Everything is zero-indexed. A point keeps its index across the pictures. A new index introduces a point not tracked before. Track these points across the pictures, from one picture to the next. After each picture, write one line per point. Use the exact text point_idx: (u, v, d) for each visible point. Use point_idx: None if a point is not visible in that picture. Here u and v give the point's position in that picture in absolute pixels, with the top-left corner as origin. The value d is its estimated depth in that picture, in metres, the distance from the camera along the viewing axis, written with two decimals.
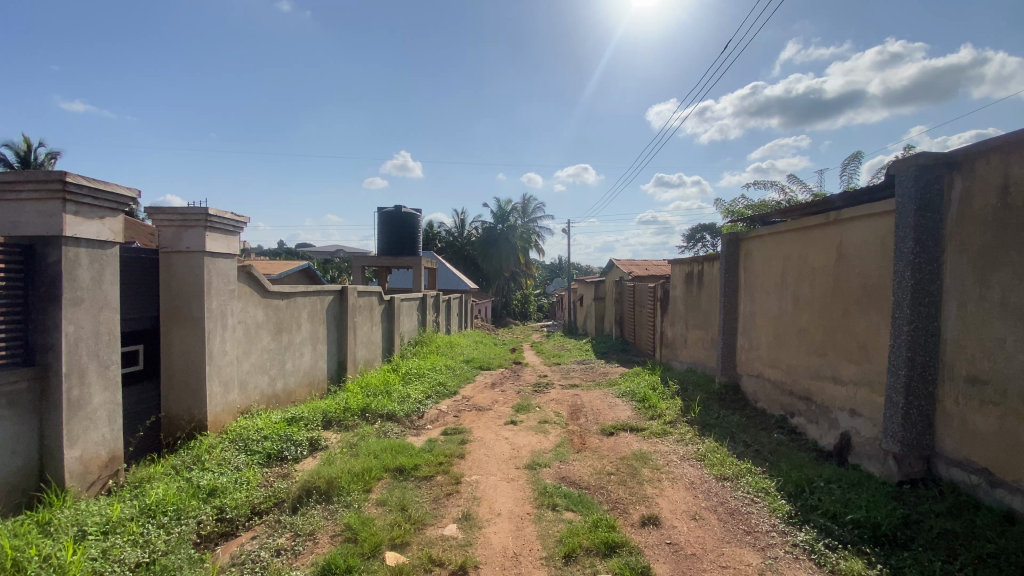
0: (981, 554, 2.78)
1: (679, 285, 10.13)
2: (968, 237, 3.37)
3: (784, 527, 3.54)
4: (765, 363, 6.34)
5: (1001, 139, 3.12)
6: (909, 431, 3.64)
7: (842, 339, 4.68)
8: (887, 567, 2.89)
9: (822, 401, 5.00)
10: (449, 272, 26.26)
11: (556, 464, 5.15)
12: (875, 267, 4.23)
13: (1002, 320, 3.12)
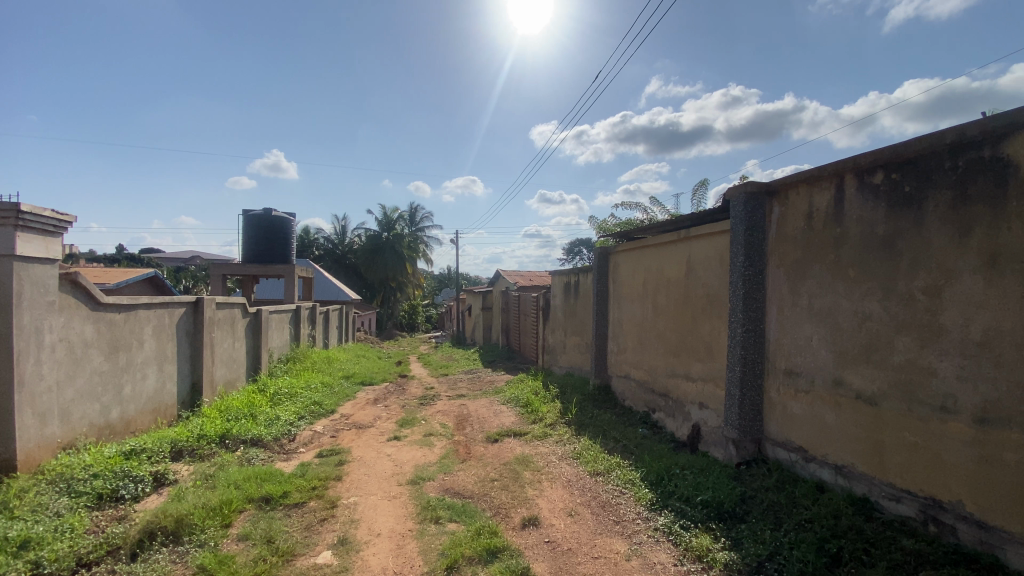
0: (800, 519, 3.29)
1: (558, 295, 10.70)
2: (784, 253, 4.04)
3: (647, 513, 3.88)
4: (631, 365, 6.93)
5: (806, 174, 3.80)
6: (744, 419, 4.24)
7: (692, 341, 5.31)
8: (728, 540, 3.31)
9: (677, 396, 5.61)
10: (328, 281, 24.79)
11: (439, 477, 5.09)
12: (717, 279, 4.88)
13: (810, 322, 3.78)
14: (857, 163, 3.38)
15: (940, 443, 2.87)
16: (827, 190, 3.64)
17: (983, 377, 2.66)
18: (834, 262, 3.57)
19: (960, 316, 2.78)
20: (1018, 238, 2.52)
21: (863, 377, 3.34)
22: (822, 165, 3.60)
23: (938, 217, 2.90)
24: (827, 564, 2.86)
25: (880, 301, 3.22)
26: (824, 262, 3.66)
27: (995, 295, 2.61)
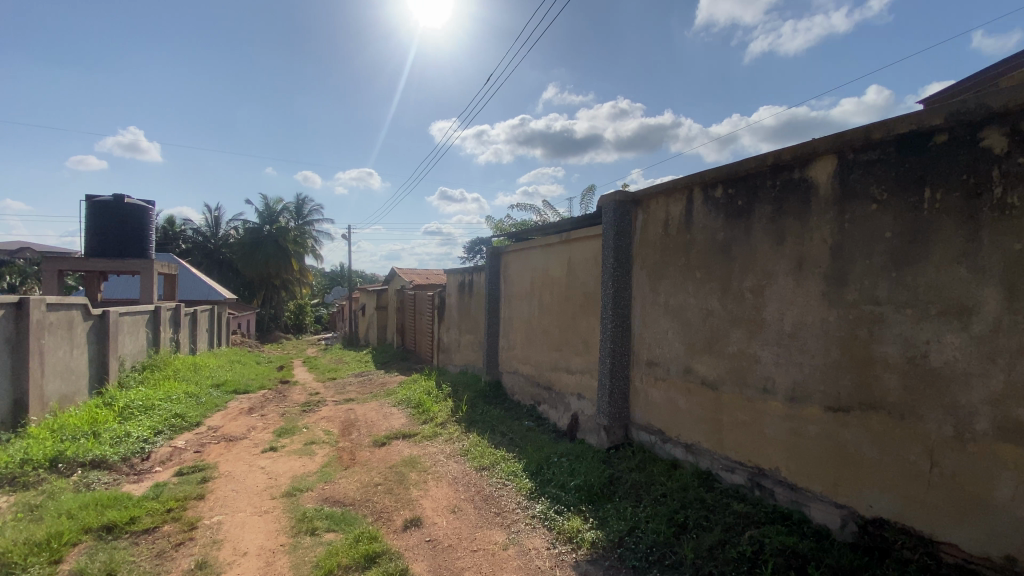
0: (657, 494, 3.68)
1: (452, 293, 10.71)
2: (646, 256, 4.47)
3: (526, 502, 4.07)
4: (519, 361, 7.17)
5: (663, 185, 4.23)
6: (614, 407, 4.61)
7: (572, 336, 5.64)
8: (596, 520, 3.59)
9: (559, 389, 5.92)
10: (197, 278, 22.22)
11: (319, 486, 4.83)
12: (593, 278, 5.24)
13: (666, 318, 4.22)
14: (703, 179, 3.84)
15: (763, 419, 3.37)
16: (680, 200, 4.09)
17: (793, 362, 3.18)
18: (685, 264, 4.03)
19: (777, 311, 3.29)
20: (817, 246, 3.06)
21: (707, 365, 3.81)
22: (676, 179, 4.04)
23: (761, 228, 3.41)
24: (676, 532, 3.24)
25: (720, 299, 3.70)
26: (677, 264, 4.11)
27: (801, 293, 3.14)
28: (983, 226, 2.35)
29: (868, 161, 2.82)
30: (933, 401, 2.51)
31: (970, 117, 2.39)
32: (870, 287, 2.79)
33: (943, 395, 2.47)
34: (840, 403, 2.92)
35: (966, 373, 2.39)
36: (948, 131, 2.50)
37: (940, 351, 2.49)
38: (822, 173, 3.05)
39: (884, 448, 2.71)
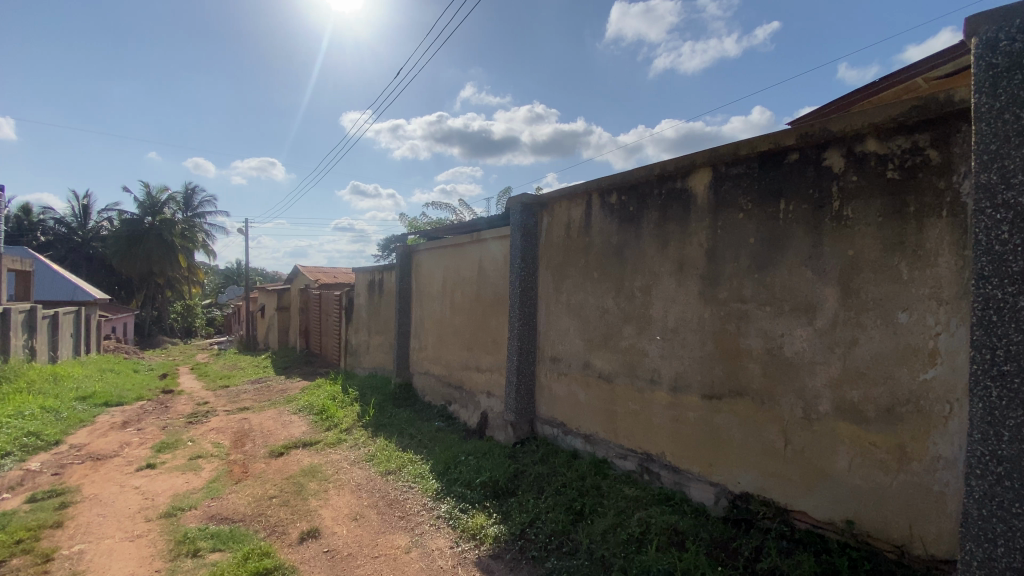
0: (558, 485, 3.83)
1: (361, 293, 10.32)
2: (550, 256, 4.63)
3: (431, 503, 4.05)
4: (430, 361, 7.10)
5: (566, 189, 4.41)
6: (520, 403, 4.73)
7: (481, 335, 5.70)
8: (499, 514, 3.67)
9: (469, 388, 5.96)
10: (59, 275, 19.33)
11: (205, 503, 4.43)
12: (502, 278, 5.34)
13: (568, 316, 4.41)
14: (600, 185, 4.07)
15: (651, 408, 3.65)
16: (581, 204, 4.30)
17: (676, 355, 3.47)
18: (585, 265, 4.23)
19: (663, 308, 3.58)
20: (696, 249, 3.36)
21: (604, 359, 4.04)
22: (577, 183, 4.23)
23: (651, 232, 3.68)
24: (573, 520, 3.40)
25: (615, 298, 3.94)
26: (578, 265, 4.32)
27: (683, 292, 3.44)
28: (825, 235, 2.73)
29: (738, 174, 3.16)
30: (787, 387, 2.87)
31: (815, 139, 2.76)
32: (738, 286, 3.12)
33: (795, 381, 2.83)
34: (714, 391, 3.24)
35: (812, 361, 2.76)
36: (799, 151, 2.86)
37: (793, 343, 2.85)
38: (701, 183, 3.36)
39: (749, 430, 3.04)
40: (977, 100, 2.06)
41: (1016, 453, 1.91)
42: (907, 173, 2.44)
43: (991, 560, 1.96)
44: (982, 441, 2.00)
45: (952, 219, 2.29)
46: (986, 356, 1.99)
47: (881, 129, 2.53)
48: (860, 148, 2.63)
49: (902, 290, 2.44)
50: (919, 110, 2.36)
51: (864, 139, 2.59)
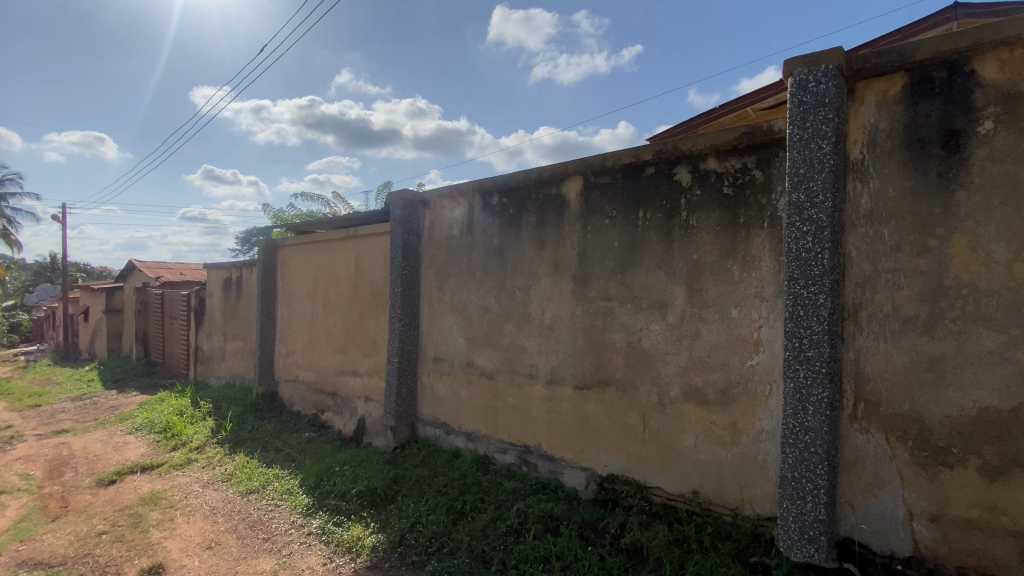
0: (438, 486, 3.81)
1: (215, 293, 9.21)
2: (431, 255, 4.58)
3: (302, 520, 3.76)
4: (300, 367, 6.58)
5: (447, 188, 4.39)
6: (400, 406, 4.61)
7: (358, 337, 5.43)
8: (377, 523, 3.54)
9: (344, 393, 5.64)
10: None
11: (8, 549, 3.61)
12: (381, 277, 5.15)
13: (450, 315, 4.41)
14: (481, 186, 4.13)
15: (529, 402, 3.79)
16: (463, 204, 4.32)
17: (552, 351, 3.66)
18: (467, 264, 4.26)
19: (540, 307, 3.74)
20: (570, 251, 3.58)
21: (485, 357, 4.11)
22: (460, 183, 4.25)
23: (529, 233, 3.82)
24: (454, 519, 3.41)
25: (496, 296, 4.03)
26: (460, 264, 4.33)
27: (558, 291, 3.64)
28: (676, 240, 3.08)
29: (605, 183, 3.42)
30: (646, 376, 3.18)
31: (668, 156, 3.10)
32: (606, 286, 3.38)
33: (652, 370, 3.16)
34: (585, 382, 3.47)
35: (666, 352, 3.10)
36: (655, 165, 3.19)
37: (650, 337, 3.17)
38: (573, 189, 3.58)
39: (614, 416, 3.32)
40: (790, 131, 2.47)
41: (817, 422, 2.35)
42: (738, 190, 2.85)
43: (801, 512, 2.38)
44: (794, 415, 2.41)
45: (771, 230, 2.73)
46: (797, 344, 2.41)
47: (719, 150, 2.92)
48: (703, 166, 3.01)
49: (734, 289, 2.84)
50: (747, 137, 2.77)
51: (707, 158, 2.97)
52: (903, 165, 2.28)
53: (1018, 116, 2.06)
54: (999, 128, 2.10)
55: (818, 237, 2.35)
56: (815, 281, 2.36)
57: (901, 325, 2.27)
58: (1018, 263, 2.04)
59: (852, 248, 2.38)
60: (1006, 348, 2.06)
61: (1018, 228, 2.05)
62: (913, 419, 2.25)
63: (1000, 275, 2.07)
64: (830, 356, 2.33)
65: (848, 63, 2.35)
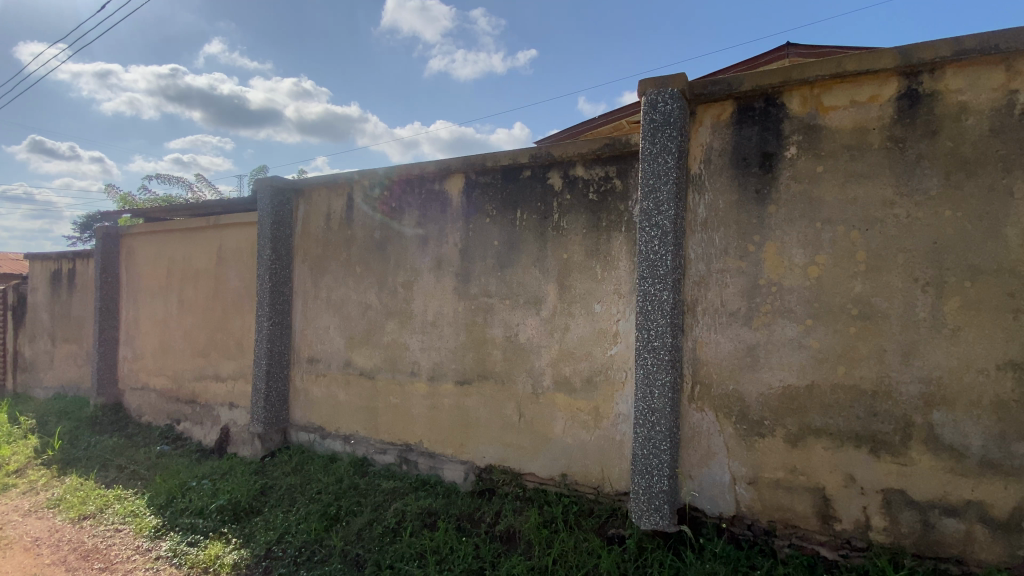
0: (311, 493, 3.62)
1: (39, 289, 7.76)
2: (306, 249, 4.33)
3: (148, 544, 3.35)
4: (150, 373, 5.81)
5: (323, 178, 4.17)
6: (269, 411, 4.28)
7: (221, 338, 4.94)
8: (240, 538, 3.27)
9: (205, 401, 5.10)
10: None
11: None
12: (248, 271, 4.74)
13: (327, 312, 4.19)
14: (361, 178, 3.98)
15: (410, 400, 3.76)
16: (341, 195, 4.14)
17: (433, 348, 3.67)
18: (345, 259, 4.10)
19: (421, 304, 3.73)
20: (451, 248, 3.61)
21: (364, 356, 3.99)
22: (337, 174, 4.06)
23: (411, 229, 3.78)
24: (327, 526, 3.27)
25: (376, 293, 3.93)
26: (338, 258, 4.14)
27: (440, 287, 3.65)
28: (548, 240, 3.25)
29: (485, 183, 3.50)
30: (522, 369, 3.33)
31: (542, 160, 3.26)
32: (486, 283, 3.47)
33: (527, 363, 3.31)
34: (465, 377, 3.53)
35: (539, 345, 3.27)
36: (531, 168, 3.34)
37: (525, 331, 3.32)
38: (455, 187, 3.61)
39: (492, 409, 3.42)
40: (642, 145, 2.74)
41: (663, 404, 2.65)
42: (602, 196, 3.09)
43: (649, 486, 2.67)
44: (644, 399, 2.69)
45: (628, 233, 3.01)
46: (646, 336, 2.69)
47: (586, 158, 3.14)
48: (573, 172, 3.22)
49: (599, 287, 3.08)
50: (609, 147, 3.02)
51: (576, 164, 3.18)
52: (731, 181, 2.66)
53: (813, 144, 2.50)
54: (800, 154, 2.53)
55: (664, 241, 2.65)
56: (661, 279, 2.65)
57: (728, 318, 2.65)
58: (811, 265, 2.48)
59: (691, 251, 2.72)
60: (803, 336, 2.50)
61: (811, 237, 2.49)
62: (736, 397, 2.64)
63: (800, 276, 2.50)
64: (672, 345, 2.65)
65: (690, 88, 2.67)
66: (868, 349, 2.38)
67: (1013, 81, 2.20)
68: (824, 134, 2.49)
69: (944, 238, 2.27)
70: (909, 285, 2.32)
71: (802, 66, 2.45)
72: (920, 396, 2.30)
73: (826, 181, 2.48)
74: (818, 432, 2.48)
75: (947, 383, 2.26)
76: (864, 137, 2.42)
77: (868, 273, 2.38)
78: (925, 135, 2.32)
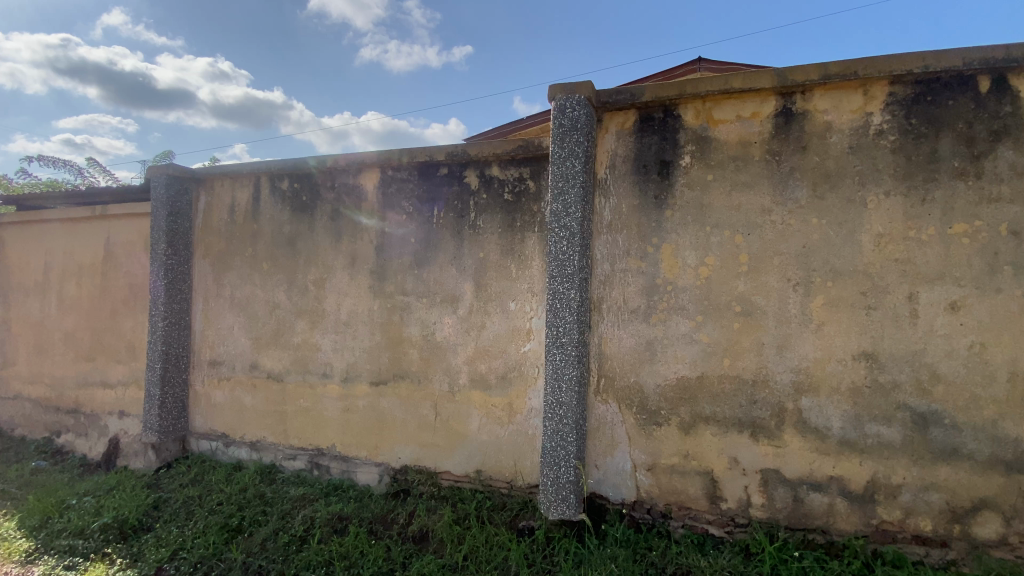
0: (212, 504, 3.40)
1: None
2: (208, 243, 4.04)
3: (15, 570, 2.99)
4: (23, 381, 5.17)
5: (227, 168, 3.91)
6: (165, 419, 3.96)
7: (110, 340, 4.49)
8: (127, 558, 3.01)
9: (90, 410, 4.62)
10: None
11: None
12: (140, 267, 4.34)
13: (231, 312, 3.94)
14: (269, 169, 3.78)
15: (321, 402, 3.63)
16: (247, 187, 3.90)
17: (347, 348, 3.56)
18: (251, 255, 3.87)
19: (334, 302, 3.61)
20: (365, 245, 3.52)
21: (272, 358, 3.79)
22: (243, 164, 3.82)
23: (323, 224, 3.64)
24: (228, 538, 3.08)
25: (285, 291, 3.75)
26: (244, 254, 3.90)
27: (354, 285, 3.55)
28: (464, 238, 3.27)
29: (401, 178, 3.45)
30: (438, 368, 3.32)
31: (458, 158, 3.27)
32: (401, 281, 3.42)
33: (443, 362, 3.31)
34: (379, 378, 3.47)
35: (455, 343, 3.28)
36: (447, 166, 3.33)
37: (441, 330, 3.31)
38: (370, 182, 3.53)
39: (408, 409, 3.39)
40: (552, 147, 2.83)
41: (570, 398, 2.75)
42: (516, 196, 3.15)
43: (557, 477, 2.77)
44: (552, 393, 2.79)
45: (541, 233, 3.09)
46: (555, 332, 2.78)
47: (501, 158, 3.18)
48: (489, 171, 3.25)
49: (513, 285, 3.14)
50: (523, 149, 3.09)
51: (491, 164, 3.22)
52: (634, 186, 2.81)
53: (705, 154, 2.70)
54: (693, 163, 2.72)
55: (572, 241, 2.75)
56: (569, 278, 2.75)
57: (630, 315, 2.80)
58: (702, 266, 2.69)
59: (598, 251, 2.85)
60: (695, 331, 2.70)
61: (702, 240, 2.69)
62: (637, 390, 2.80)
63: (693, 276, 2.70)
64: (579, 341, 2.76)
65: (596, 95, 2.78)
66: (750, 343, 2.62)
67: (868, 105, 2.50)
68: (714, 145, 2.69)
69: (811, 243, 2.54)
70: (783, 285, 2.58)
71: (695, 81, 2.63)
72: (792, 384, 2.57)
73: (715, 189, 2.68)
74: (708, 420, 2.69)
75: (813, 371, 2.54)
76: (747, 149, 2.65)
77: (749, 274, 2.62)
78: (797, 150, 2.58)
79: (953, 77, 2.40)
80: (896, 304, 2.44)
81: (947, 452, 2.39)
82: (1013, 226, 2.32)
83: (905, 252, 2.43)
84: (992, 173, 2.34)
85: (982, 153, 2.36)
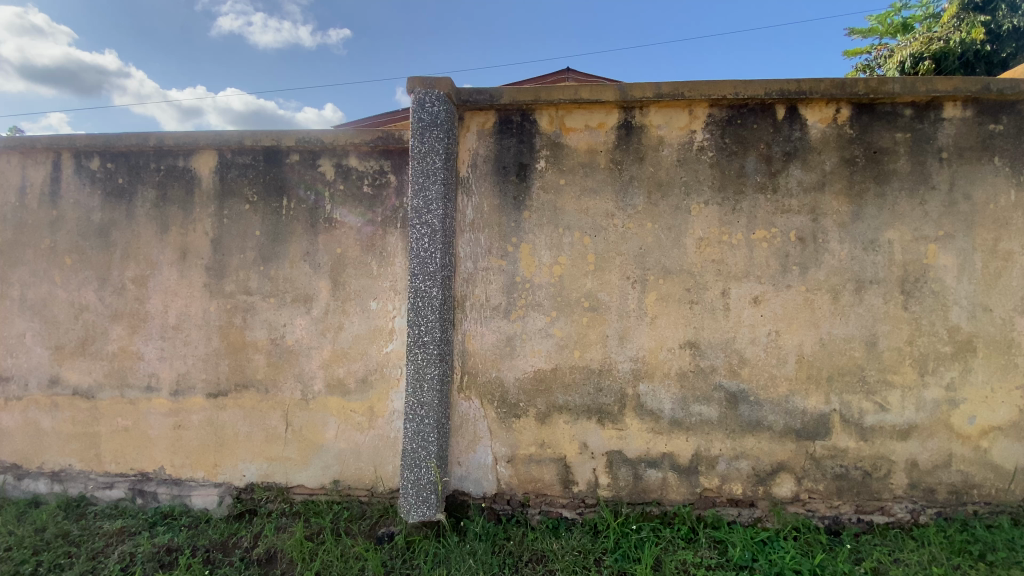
0: None
1: None
2: None
3: None
4: None
5: (12, 140, 3.19)
6: None
7: None
8: None
9: None
10: None
11: None
12: None
13: (21, 316, 3.24)
14: (73, 144, 3.17)
15: (146, 419, 3.15)
16: (43, 165, 3.23)
17: (178, 355, 3.13)
18: (49, 247, 3.22)
19: (160, 303, 3.15)
20: (200, 238, 3.12)
21: (79, 370, 3.20)
22: (34, 136, 3.15)
23: (147, 213, 3.15)
24: None
25: (97, 291, 3.18)
26: (38, 246, 3.23)
27: (186, 283, 3.13)
28: (319, 233, 3.06)
29: (243, 164, 3.11)
30: (288, 374, 3.07)
31: (310, 145, 3.04)
32: (243, 279, 3.10)
33: (295, 367, 3.06)
34: (219, 388, 3.11)
35: (310, 346, 3.06)
36: (298, 153, 3.08)
37: (292, 332, 3.07)
38: (205, 166, 3.13)
39: (253, 421, 3.09)
40: (412, 141, 2.76)
41: (431, 397, 2.72)
42: (375, 190, 3.03)
43: (418, 478, 2.72)
44: (414, 393, 2.73)
45: (402, 229, 3.01)
46: (417, 331, 2.73)
47: (359, 149, 3.03)
48: (346, 162, 3.07)
49: (373, 283, 3.02)
50: (382, 141, 2.97)
51: (348, 155, 3.05)
52: (492, 186, 2.86)
53: (558, 159, 2.85)
54: (547, 166, 2.85)
55: (433, 239, 2.71)
56: (431, 276, 2.71)
57: (491, 312, 2.85)
58: (555, 265, 2.83)
59: (460, 249, 2.85)
60: (549, 326, 2.84)
61: (555, 241, 2.84)
62: (498, 385, 2.86)
63: (547, 274, 2.83)
64: (441, 339, 2.74)
65: (456, 92, 2.77)
66: (596, 335, 2.82)
67: (692, 123, 2.82)
68: (566, 150, 2.85)
69: (647, 246, 2.82)
70: (624, 283, 2.82)
71: (547, 88, 2.75)
72: (632, 371, 2.82)
73: (566, 192, 2.84)
74: (561, 409, 2.84)
75: (649, 360, 2.82)
76: (594, 157, 2.84)
77: (595, 273, 2.82)
78: (636, 160, 2.83)
79: (758, 104, 2.81)
80: (714, 300, 2.81)
81: (752, 425, 2.81)
82: (799, 233, 2.79)
83: (720, 254, 2.81)
84: (784, 188, 2.80)
85: (777, 170, 2.80)
